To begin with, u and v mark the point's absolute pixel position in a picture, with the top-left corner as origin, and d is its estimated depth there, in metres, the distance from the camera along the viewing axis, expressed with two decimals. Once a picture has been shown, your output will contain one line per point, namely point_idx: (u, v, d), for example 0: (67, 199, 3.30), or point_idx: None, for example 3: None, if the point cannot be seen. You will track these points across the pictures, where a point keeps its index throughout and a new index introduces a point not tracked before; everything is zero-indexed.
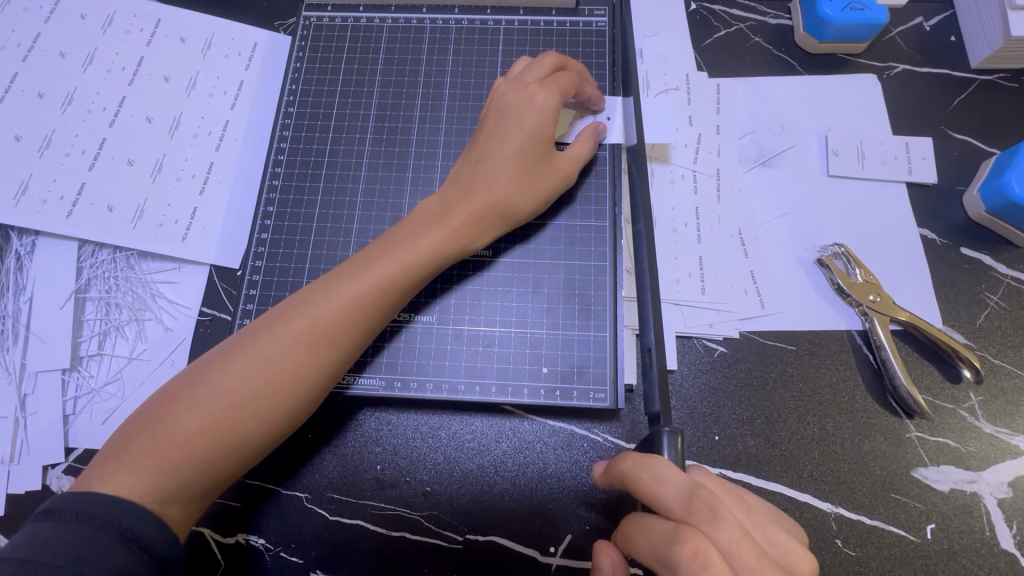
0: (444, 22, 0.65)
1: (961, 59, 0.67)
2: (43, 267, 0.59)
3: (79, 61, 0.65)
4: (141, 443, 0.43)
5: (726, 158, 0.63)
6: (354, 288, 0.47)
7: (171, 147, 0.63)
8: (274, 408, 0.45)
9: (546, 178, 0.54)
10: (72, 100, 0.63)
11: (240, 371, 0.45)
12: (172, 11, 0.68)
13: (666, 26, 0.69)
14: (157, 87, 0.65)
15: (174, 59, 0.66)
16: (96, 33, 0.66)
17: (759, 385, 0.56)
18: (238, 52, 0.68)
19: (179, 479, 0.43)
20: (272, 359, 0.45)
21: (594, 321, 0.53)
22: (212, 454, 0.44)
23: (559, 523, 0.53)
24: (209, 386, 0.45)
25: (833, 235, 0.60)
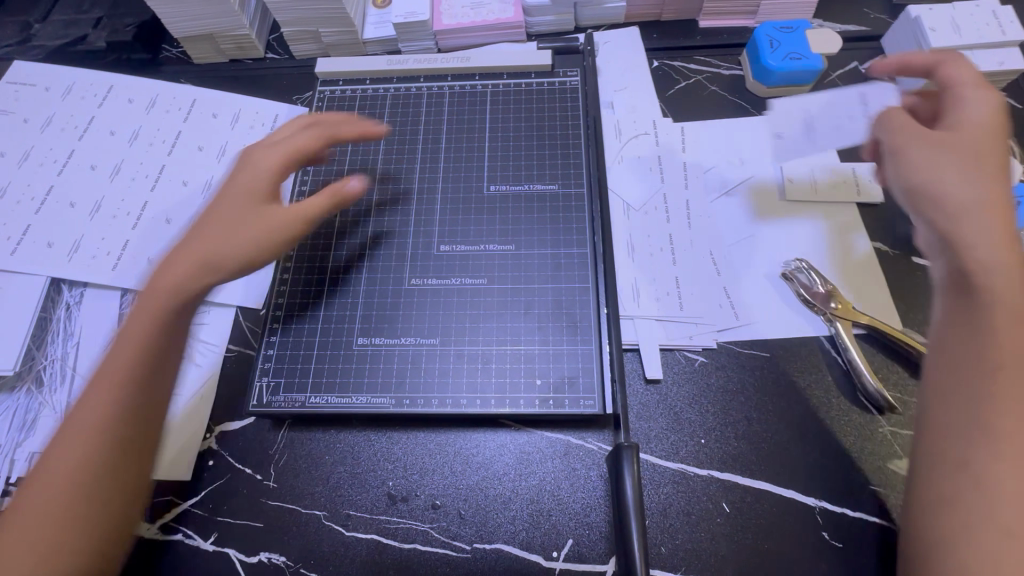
0: (439, 88, 0.75)
1: (895, 94, 0.76)
2: (89, 315, 0.67)
3: (126, 137, 0.75)
4: (44, 512, 0.45)
5: (694, 189, 0.71)
6: (137, 334, 0.50)
7: (202, 205, 0.72)
8: (120, 456, 0.47)
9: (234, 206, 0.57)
10: (119, 170, 0.73)
11: (73, 421, 0.47)
12: (207, 92, 0.80)
13: (633, 81, 0.79)
14: (192, 156, 0.75)
15: (207, 133, 0.77)
16: (141, 114, 0.77)
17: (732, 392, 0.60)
18: (262, 123, 0.78)
19: (67, 541, 0.44)
20: (77, 424, 0.47)
21: (581, 336, 0.59)
22: (85, 510, 0.45)
23: (560, 529, 0.56)
24: (66, 439, 0.47)
25: (795, 251, 0.67)
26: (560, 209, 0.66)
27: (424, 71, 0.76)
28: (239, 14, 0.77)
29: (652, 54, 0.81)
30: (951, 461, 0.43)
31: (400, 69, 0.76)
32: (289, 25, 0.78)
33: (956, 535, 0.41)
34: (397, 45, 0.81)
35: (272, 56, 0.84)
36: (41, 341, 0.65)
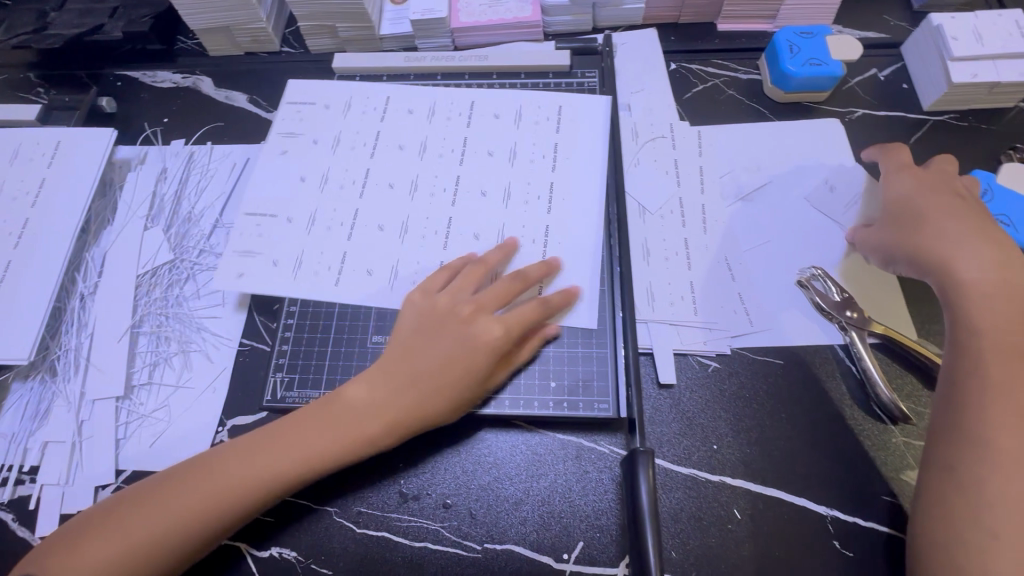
0: (456, 86, 0.76)
1: (914, 102, 0.75)
2: (104, 306, 0.67)
3: (309, 142, 0.71)
4: (112, 520, 0.51)
5: (709, 193, 0.70)
6: (237, 484, 0.52)
7: (323, 202, 0.68)
8: (295, 475, 0.53)
9: (481, 303, 0.58)
10: (327, 177, 0.69)
11: (292, 453, 0.54)
12: (397, 88, 0.75)
13: (650, 83, 0.78)
14: (394, 155, 0.70)
15: (403, 130, 0.72)
16: (339, 116, 0.73)
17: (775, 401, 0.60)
18: (459, 112, 0.72)
19: (122, 558, 0.50)
20: (166, 502, 0.52)
21: (597, 340, 0.60)
22: (222, 509, 0.52)
23: (571, 532, 0.56)
24: (201, 479, 0.53)
25: (811, 258, 0.66)
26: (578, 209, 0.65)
27: (442, 69, 0.76)
28: (256, 7, 0.77)
29: (670, 56, 0.81)
30: (937, 466, 0.49)
31: (417, 66, 0.76)
32: (306, 19, 0.77)
33: (954, 538, 0.46)
34: (414, 42, 0.81)
35: (288, 50, 0.84)
36: (56, 331, 0.66)
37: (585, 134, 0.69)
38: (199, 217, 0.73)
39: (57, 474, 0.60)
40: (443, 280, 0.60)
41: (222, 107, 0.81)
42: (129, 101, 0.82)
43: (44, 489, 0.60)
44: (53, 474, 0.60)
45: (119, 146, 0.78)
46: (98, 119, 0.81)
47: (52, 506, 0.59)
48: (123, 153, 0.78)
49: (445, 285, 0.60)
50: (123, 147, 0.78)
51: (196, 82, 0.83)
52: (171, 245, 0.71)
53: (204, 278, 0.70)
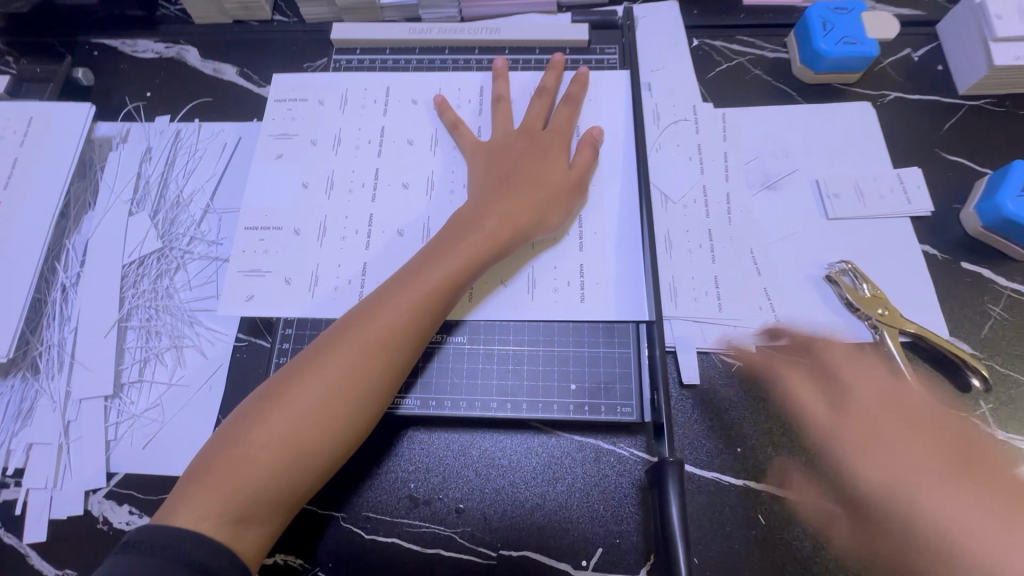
0: (466, 62, 0.71)
1: (949, 86, 0.72)
2: (87, 298, 0.63)
3: (307, 144, 0.66)
4: (219, 465, 0.45)
5: (735, 181, 0.66)
6: (357, 374, 0.48)
7: (332, 209, 0.63)
8: (390, 352, 0.49)
9: (551, 148, 0.61)
10: (333, 182, 0.64)
11: (382, 318, 0.50)
12: (396, 76, 0.70)
13: (672, 60, 0.73)
14: (403, 152, 0.66)
15: (411, 123, 0.67)
16: (337, 114, 0.68)
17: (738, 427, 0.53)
18: (467, 100, 0.68)
19: (241, 494, 0.44)
20: (293, 412, 0.46)
21: (618, 338, 0.58)
22: (332, 422, 0.47)
23: (590, 537, 0.54)
24: (299, 394, 0.47)
25: (839, 252, 0.63)
26: (597, 201, 0.62)
27: (449, 42, 0.71)
28: None
29: (693, 31, 0.76)
30: None
31: (423, 38, 0.71)
32: None
33: None
34: (417, 12, 0.73)
35: (281, 19, 0.78)
36: (37, 325, 0.62)
37: (605, 120, 0.65)
38: (188, 201, 0.68)
39: (44, 478, 0.57)
40: (506, 142, 0.62)
41: (210, 80, 0.75)
42: (108, 72, 0.75)
43: (30, 494, 0.56)
44: (40, 478, 0.57)
45: (99, 121, 0.72)
46: (75, 92, 0.74)
47: (40, 512, 0.56)
48: (104, 130, 0.72)
49: (504, 143, 0.62)
50: (103, 124, 0.72)
51: (181, 52, 0.76)
52: (158, 231, 0.66)
53: (196, 268, 0.65)
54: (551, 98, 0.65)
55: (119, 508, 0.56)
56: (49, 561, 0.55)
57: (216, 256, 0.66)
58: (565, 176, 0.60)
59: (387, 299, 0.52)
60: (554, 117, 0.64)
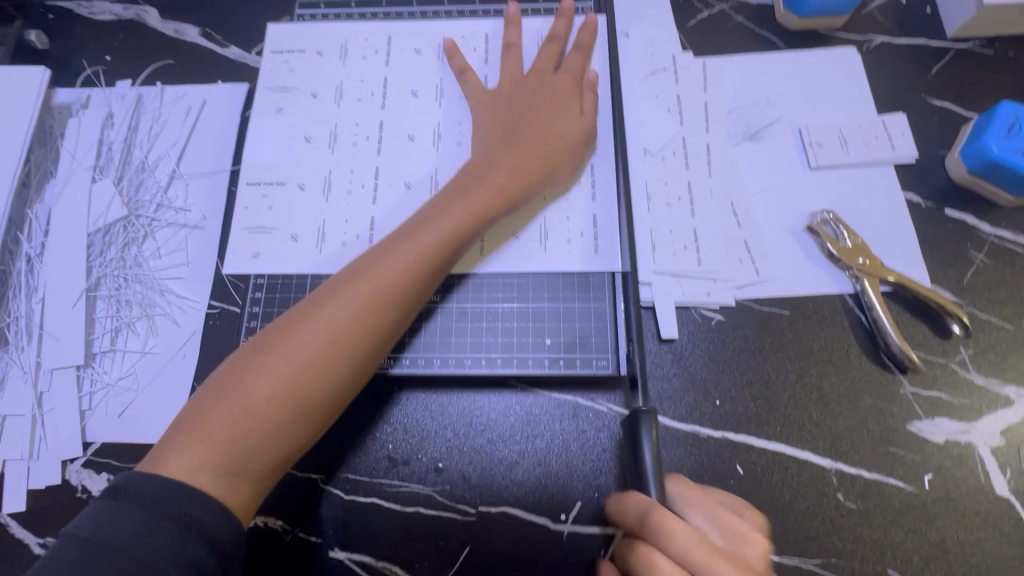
0: (435, 14, 0.68)
1: (937, 29, 0.69)
2: (53, 269, 0.61)
3: (307, 97, 0.64)
4: (212, 415, 0.43)
5: (715, 132, 0.65)
6: (355, 325, 0.46)
7: (337, 162, 0.61)
8: (388, 308, 0.47)
9: (559, 90, 0.59)
10: (337, 136, 0.63)
11: (385, 271, 0.48)
12: (398, 25, 0.67)
13: (650, 8, 0.71)
14: (407, 102, 0.63)
15: (415, 73, 0.65)
16: (337, 65, 0.65)
17: None
18: (473, 48, 0.66)
19: (235, 447, 0.42)
20: (290, 362, 0.44)
21: (593, 293, 0.57)
22: (331, 377, 0.45)
23: (570, 490, 0.54)
24: (295, 344, 0.45)
25: (821, 202, 0.62)
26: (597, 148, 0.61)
27: None
28: None
29: None
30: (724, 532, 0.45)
31: None
32: None
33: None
34: None
35: None
36: (3, 296, 0.61)
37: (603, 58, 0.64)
38: (153, 167, 0.66)
39: (20, 449, 0.56)
40: (515, 95, 0.60)
41: (171, 41, 0.72)
42: (64, 36, 0.72)
43: (7, 465, 0.56)
44: (16, 449, 0.56)
45: (57, 88, 0.70)
46: (29, 57, 0.71)
47: (17, 482, 0.56)
48: (62, 97, 0.69)
49: (511, 91, 0.60)
50: (62, 90, 0.70)
51: (140, 13, 0.73)
52: (124, 199, 0.64)
53: (164, 235, 0.64)
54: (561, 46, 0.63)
55: (97, 476, 0.56)
56: (28, 529, 0.55)
57: (185, 223, 0.64)
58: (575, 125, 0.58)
59: (385, 252, 0.49)
60: (564, 62, 0.62)
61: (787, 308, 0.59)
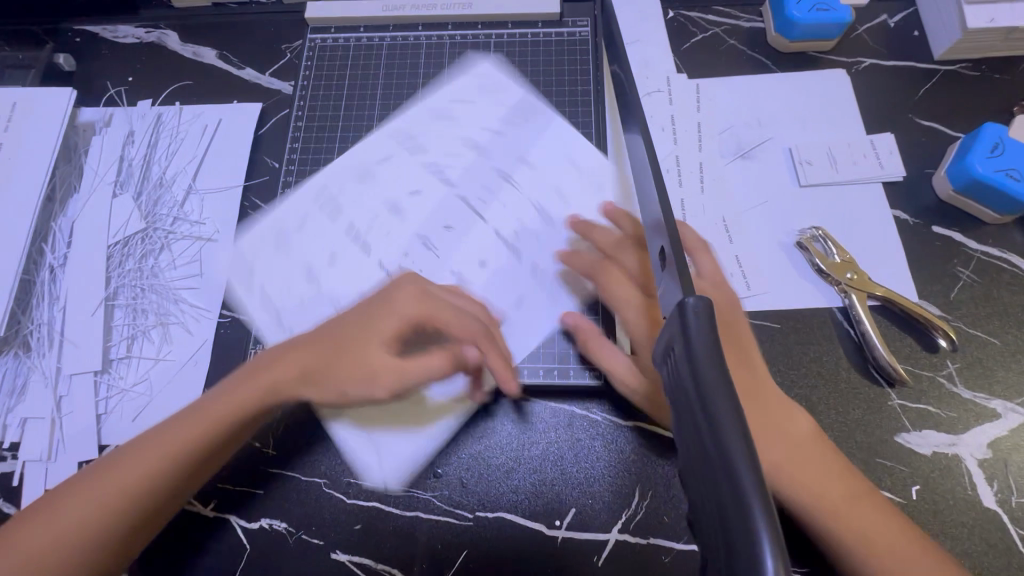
0: (439, 38, 0.72)
1: (925, 51, 0.71)
2: (74, 279, 0.65)
3: (306, 126, 0.69)
4: (115, 471, 0.51)
5: (708, 151, 0.67)
6: (239, 401, 0.54)
7: (339, 181, 0.65)
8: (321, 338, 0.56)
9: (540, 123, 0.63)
10: (338, 158, 0.66)
11: (326, 317, 0.57)
12: (393, 54, 0.72)
13: (646, 32, 0.74)
14: (399, 124, 0.67)
15: (405, 98, 0.69)
16: (329, 99, 0.70)
17: (748, 489, 0.24)
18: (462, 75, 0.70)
19: (185, 446, 0.52)
20: (190, 425, 0.53)
21: (587, 306, 0.59)
22: (217, 439, 0.53)
23: (564, 498, 0.56)
24: (200, 412, 0.53)
25: (811, 218, 0.64)
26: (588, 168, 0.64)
27: (423, 19, 0.72)
28: None
29: (668, 3, 0.76)
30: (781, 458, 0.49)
31: (397, 16, 0.72)
32: None
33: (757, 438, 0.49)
34: None
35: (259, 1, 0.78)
36: (26, 305, 0.64)
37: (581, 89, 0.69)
38: (170, 182, 0.69)
39: (39, 450, 0.59)
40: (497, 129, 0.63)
41: (190, 63, 0.76)
42: (89, 59, 0.76)
43: (26, 466, 0.59)
44: (35, 450, 0.59)
45: (82, 107, 0.73)
46: (57, 78, 0.76)
47: (36, 482, 0.58)
48: (86, 116, 0.73)
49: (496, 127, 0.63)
50: (86, 109, 0.73)
51: (161, 37, 0.77)
52: (142, 212, 0.68)
53: (180, 247, 0.67)
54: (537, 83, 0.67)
55: None
56: None
57: (200, 236, 0.67)
58: None
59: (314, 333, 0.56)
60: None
61: (778, 322, 0.60)
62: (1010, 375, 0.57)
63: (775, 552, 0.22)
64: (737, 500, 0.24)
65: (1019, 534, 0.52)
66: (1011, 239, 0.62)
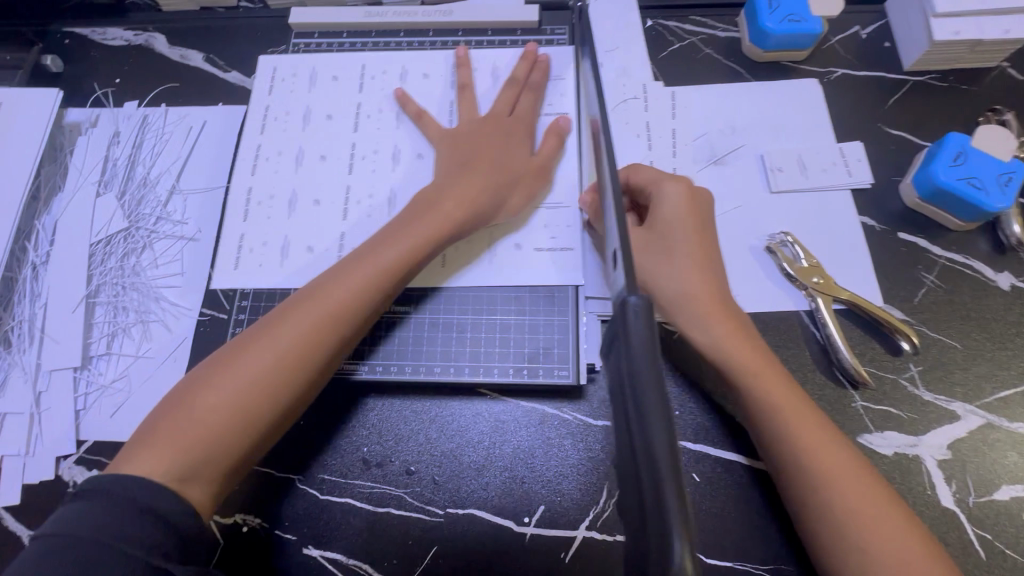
0: (421, 44, 0.73)
1: (895, 63, 0.73)
2: (56, 276, 0.66)
3: (285, 119, 0.69)
4: (167, 425, 0.45)
5: (682, 157, 0.68)
6: (310, 331, 0.49)
7: (318, 180, 0.66)
8: (343, 324, 0.51)
9: (516, 132, 0.63)
10: (317, 155, 0.67)
11: (336, 287, 0.52)
12: (372, 53, 0.72)
13: (624, 40, 0.75)
14: (376, 123, 0.68)
15: (381, 93, 0.69)
16: (305, 91, 0.70)
17: (663, 478, 0.25)
18: (438, 74, 0.70)
19: (224, 424, 0.45)
20: (250, 369, 0.47)
21: (559, 307, 0.60)
22: (284, 387, 0.48)
23: (533, 496, 0.57)
24: (260, 350, 0.48)
25: (780, 224, 0.65)
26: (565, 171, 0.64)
27: (405, 25, 0.73)
28: None
29: (646, 13, 0.77)
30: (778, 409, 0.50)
31: (379, 22, 0.73)
32: None
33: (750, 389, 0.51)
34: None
35: (246, 5, 0.80)
36: (8, 302, 0.65)
37: (555, 86, 0.69)
38: (153, 182, 0.70)
39: (17, 445, 0.60)
40: (472, 130, 0.64)
41: (177, 66, 0.77)
42: (77, 60, 0.78)
43: (4, 461, 0.59)
44: (13, 445, 0.60)
45: (69, 108, 0.75)
46: (45, 79, 0.77)
47: (13, 477, 0.59)
48: (73, 116, 0.74)
49: (471, 130, 0.64)
50: (72, 110, 0.75)
51: (148, 39, 0.78)
52: (125, 212, 0.69)
53: (162, 247, 0.68)
54: (521, 86, 0.67)
55: (88, 472, 0.59)
56: (21, 521, 0.58)
57: (181, 236, 0.68)
58: (528, 161, 0.62)
59: (348, 263, 0.54)
60: (520, 104, 0.66)
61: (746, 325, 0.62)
62: (971, 378, 0.59)
63: (684, 541, 0.23)
64: (654, 490, 0.25)
65: (977, 533, 0.53)
66: (974, 246, 0.64)
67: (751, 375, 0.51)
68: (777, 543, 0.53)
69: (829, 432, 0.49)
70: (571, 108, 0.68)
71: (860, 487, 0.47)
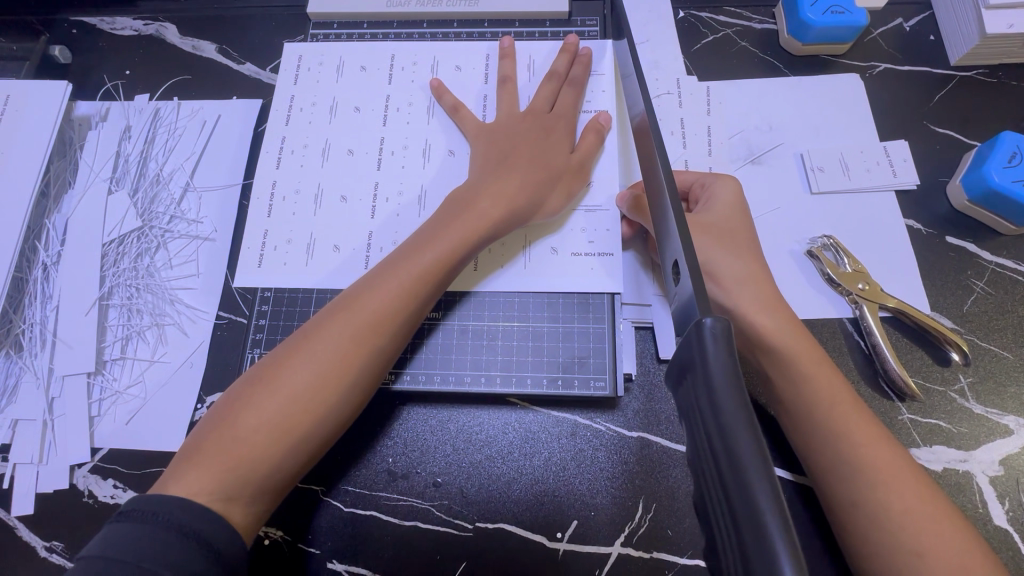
0: (444, 35, 0.70)
1: (941, 57, 0.70)
2: (68, 277, 0.63)
3: (311, 112, 0.66)
4: (208, 444, 0.43)
5: (718, 155, 0.65)
6: (351, 344, 0.47)
7: (345, 177, 0.63)
8: (383, 335, 0.48)
9: (554, 129, 0.60)
10: (345, 151, 0.64)
11: (376, 296, 0.49)
12: (403, 45, 0.69)
13: (656, 32, 0.72)
14: (405, 118, 0.65)
15: (411, 88, 0.66)
16: (332, 83, 0.67)
17: (769, 527, 0.24)
18: (472, 68, 0.67)
19: (265, 443, 0.43)
20: (289, 386, 0.45)
21: (593, 314, 0.58)
22: (326, 403, 0.45)
23: (566, 510, 0.55)
24: (301, 365, 0.46)
25: (822, 226, 0.63)
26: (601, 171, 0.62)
27: (428, 15, 0.70)
28: None
29: (678, 3, 0.74)
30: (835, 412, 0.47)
31: (401, 12, 0.70)
32: None
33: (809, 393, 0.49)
34: None
35: None
36: (19, 303, 0.62)
37: (593, 80, 0.66)
38: (167, 179, 0.68)
39: (30, 453, 0.58)
40: (509, 125, 0.61)
41: (189, 57, 0.74)
42: (86, 51, 0.75)
43: (17, 469, 0.58)
44: (26, 453, 0.58)
45: (78, 101, 0.72)
46: (53, 71, 0.74)
47: (26, 486, 0.57)
48: (83, 110, 0.71)
49: (507, 127, 0.61)
50: (82, 103, 0.72)
51: (160, 29, 0.75)
52: (138, 210, 0.66)
53: (176, 247, 0.65)
54: (562, 80, 0.64)
55: (104, 482, 0.57)
56: (35, 532, 0.56)
57: (197, 235, 0.66)
58: (567, 161, 0.59)
59: (387, 271, 0.51)
60: (558, 100, 0.63)
61: None
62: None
63: None
64: (756, 528, 0.24)
65: None
66: None
67: (807, 377, 0.49)
68: (823, 564, 0.51)
69: (888, 443, 0.47)
70: (608, 105, 0.65)
71: (927, 502, 0.44)
